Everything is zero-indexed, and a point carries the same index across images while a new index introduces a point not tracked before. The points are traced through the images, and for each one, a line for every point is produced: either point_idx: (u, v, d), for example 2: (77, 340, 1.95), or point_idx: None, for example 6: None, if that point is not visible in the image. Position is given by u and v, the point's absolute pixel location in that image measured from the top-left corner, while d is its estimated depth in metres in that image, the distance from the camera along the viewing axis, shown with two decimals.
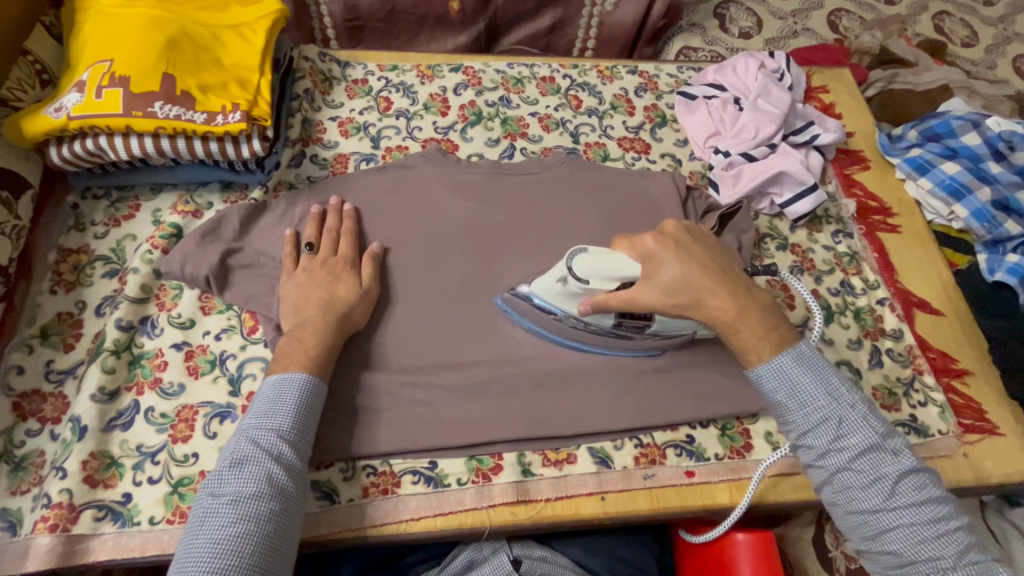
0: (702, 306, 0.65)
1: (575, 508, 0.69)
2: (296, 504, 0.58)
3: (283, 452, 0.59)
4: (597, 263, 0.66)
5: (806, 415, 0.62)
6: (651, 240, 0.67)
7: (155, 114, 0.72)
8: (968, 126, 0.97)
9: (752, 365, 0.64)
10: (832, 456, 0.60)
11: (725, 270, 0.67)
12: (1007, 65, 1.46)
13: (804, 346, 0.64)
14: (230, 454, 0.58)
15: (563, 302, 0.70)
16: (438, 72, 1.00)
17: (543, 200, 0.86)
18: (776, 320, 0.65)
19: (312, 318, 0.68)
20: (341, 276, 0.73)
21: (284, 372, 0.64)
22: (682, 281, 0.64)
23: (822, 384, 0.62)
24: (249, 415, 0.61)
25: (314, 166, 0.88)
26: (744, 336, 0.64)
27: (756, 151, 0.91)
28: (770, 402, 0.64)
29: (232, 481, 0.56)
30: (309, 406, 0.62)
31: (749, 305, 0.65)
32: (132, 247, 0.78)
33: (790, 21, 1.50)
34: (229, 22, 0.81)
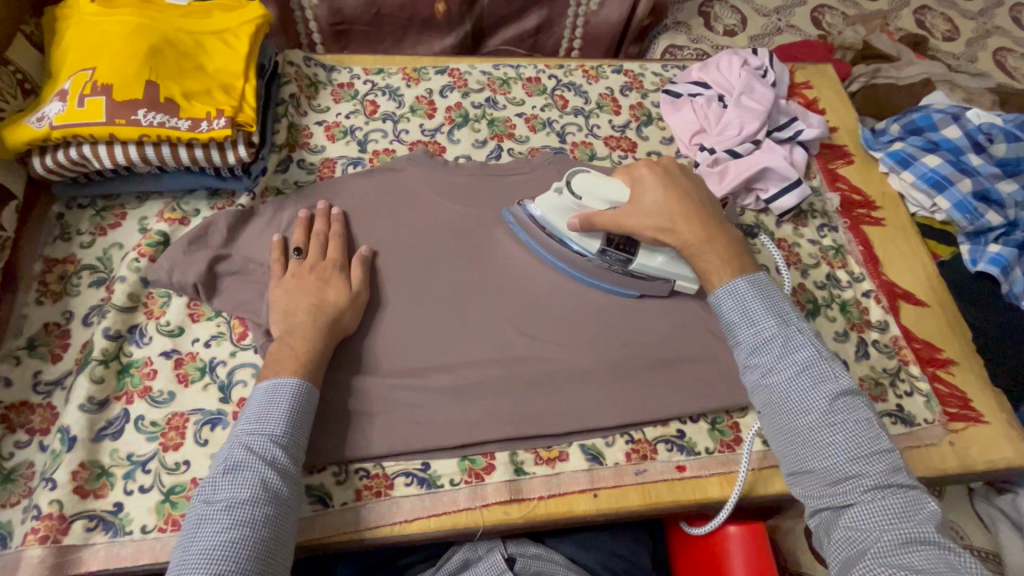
0: (672, 232, 0.71)
1: (568, 506, 0.69)
2: (291, 509, 0.58)
3: (276, 458, 0.59)
4: (594, 183, 0.76)
5: (753, 332, 0.63)
6: (644, 168, 0.75)
7: (140, 121, 0.72)
8: (949, 119, 0.99)
9: (711, 287, 0.68)
10: (776, 371, 0.61)
11: (702, 204, 0.73)
12: (988, 58, 1.48)
13: (761, 276, 0.67)
14: (222, 458, 0.58)
15: (557, 219, 0.79)
16: (424, 74, 1.00)
17: (531, 201, 0.87)
18: (742, 250, 0.69)
19: (302, 323, 0.68)
20: (330, 280, 0.73)
21: (276, 377, 0.64)
22: (659, 204, 0.72)
23: (770, 305, 0.64)
24: (241, 420, 0.61)
25: (301, 171, 0.87)
26: (707, 259, 0.69)
27: (740, 147, 0.92)
28: (723, 324, 0.66)
29: (226, 486, 0.56)
30: (303, 411, 0.63)
31: (718, 237, 0.70)
32: (118, 255, 0.78)
33: (774, 17, 1.51)
34: (212, 28, 0.81)
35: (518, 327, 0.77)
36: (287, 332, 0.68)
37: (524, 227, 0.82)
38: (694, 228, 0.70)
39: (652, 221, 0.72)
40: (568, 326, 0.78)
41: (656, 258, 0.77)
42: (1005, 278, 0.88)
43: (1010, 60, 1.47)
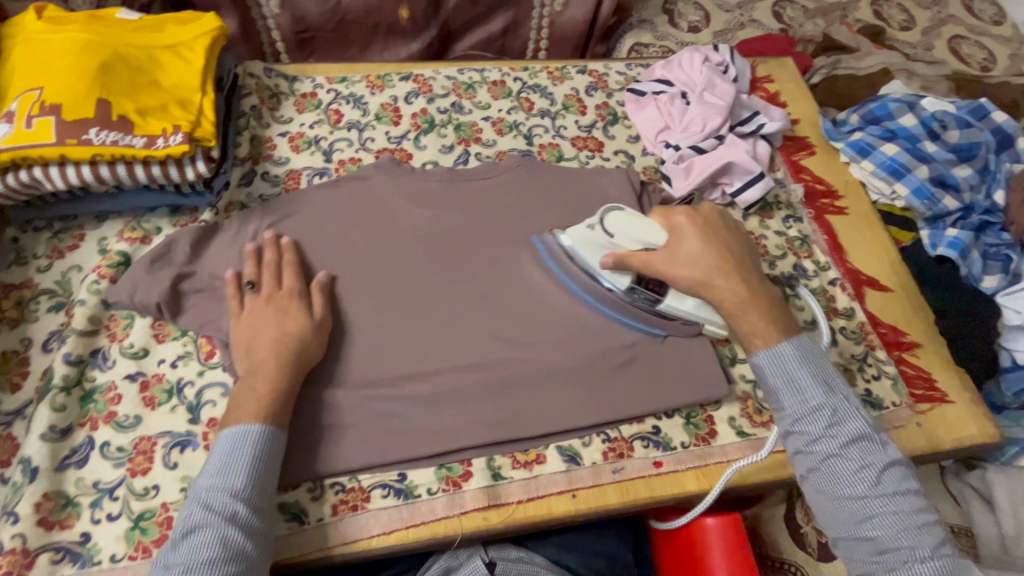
0: (711, 288, 0.71)
1: (546, 507, 0.69)
2: (256, 565, 0.57)
3: (237, 512, 0.57)
4: (626, 222, 0.77)
5: (800, 400, 0.65)
6: (682, 216, 0.75)
7: (91, 141, 0.70)
8: (905, 108, 1.01)
9: (754, 349, 0.69)
10: (823, 441, 0.63)
11: (740, 257, 0.73)
12: (943, 46, 1.52)
13: (804, 338, 0.68)
14: (183, 521, 0.57)
15: (591, 253, 0.78)
16: (388, 81, 1.00)
17: (499, 205, 0.87)
18: (783, 314, 0.70)
19: (265, 360, 0.66)
20: (290, 307, 0.71)
21: (236, 425, 0.62)
22: (698, 255, 0.72)
23: (817, 374, 0.65)
24: (202, 474, 0.60)
25: (266, 184, 0.86)
26: (752, 320, 0.69)
27: (705, 143, 0.93)
28: (766, 387, 0.67)
29: (186, 547, 0.55)
30: (267, 459, 0.61)
31: (756, 293, 0.71)
32: (78, 278, 0.76)
33: (737, 13, 1.54)
34: (166, 42, 0.79)
35: (491, 332, 0.77)
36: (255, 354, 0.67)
37: (555, 253, 0.81)
38: (725, 283, 0.70)
39: (694, 272, 0.71)
40: (540, 328, 0.78)
41: (686, 302, 0.76)
42: (963, 261, 0.92)
43: (964, 47, 1.51)
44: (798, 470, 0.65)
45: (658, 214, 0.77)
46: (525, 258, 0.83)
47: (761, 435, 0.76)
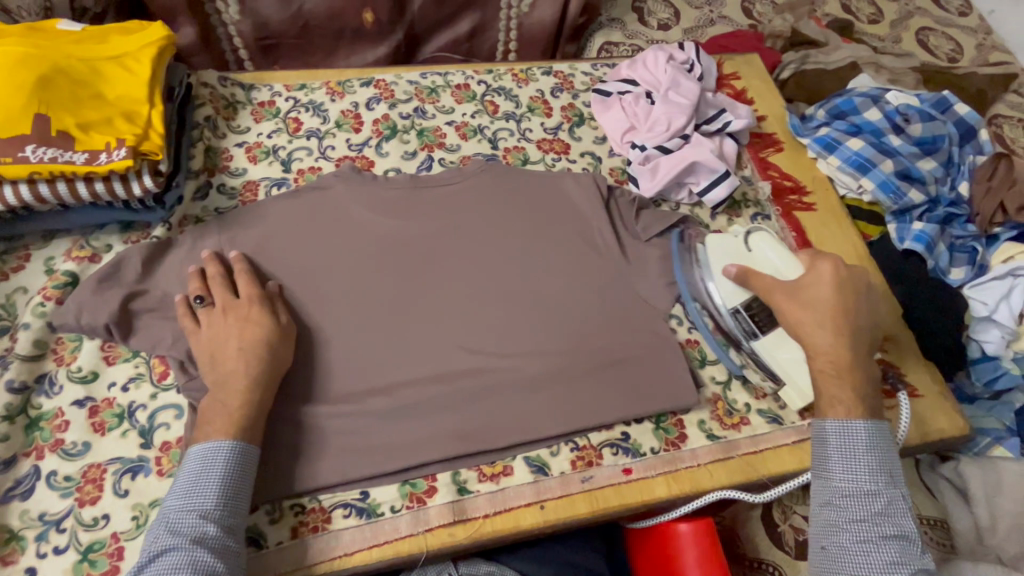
0: (816, 339, 0.68)
1: (514, 521, 0.68)
2: None
3: (209, 532, 0.56)
4: (768, 246, 0.77)
5: (853, 478, 0.63)
6: (829, 269, 0.71)
7: (28, 158, 0.68)
8: (869, 102, 1.01)
9: (830, 415, 0.66)
10: (861, 524, 0.61)
11: (860, 325, 0.69)
12: (911, 38, 1.52)
13: (882, 427, 0.65)
14: (152, 544, 0.55)
15: (719, 258, 0.79)
16: (348, 87, 0.97)
17: (463, 210, 0.85)
18: (873, 396, 0.67)
19: (234, 371, 0.64)
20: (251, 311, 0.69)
21: (204, 442, 0.60)
22: (819, 305, 0.69)
23: (881, 462, 0.63)
24: (173, 496, 0.58)
25: (222, 197, 0.84)
26: (840, 386, 0.66)
27: (670, 143, 0.92)
28: (819, 453, 0.65)
29: (154, 572, 0.54)
30: (238, 476, 0.59)
31: (855, 365, 0.67)
32: (23, 300, 0.73)
33: (707, 9, 1.53)
34: (109, 53, 0.77)
35: (456, 342, 0.75)
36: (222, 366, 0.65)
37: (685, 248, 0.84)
38: (832, 338, 0.67)
39: (810, 318, 0.69)
40: (506, 336, 0.76)
41: (781, 353, 0.75)
42: (930, 254, 0.92)
43: (932, 39, 1.52)
44: (820, 543, 0.63)
45: (808, 253, 0.74)
46: (491, 265, 0.81)
47: (731, 437, 0.75)
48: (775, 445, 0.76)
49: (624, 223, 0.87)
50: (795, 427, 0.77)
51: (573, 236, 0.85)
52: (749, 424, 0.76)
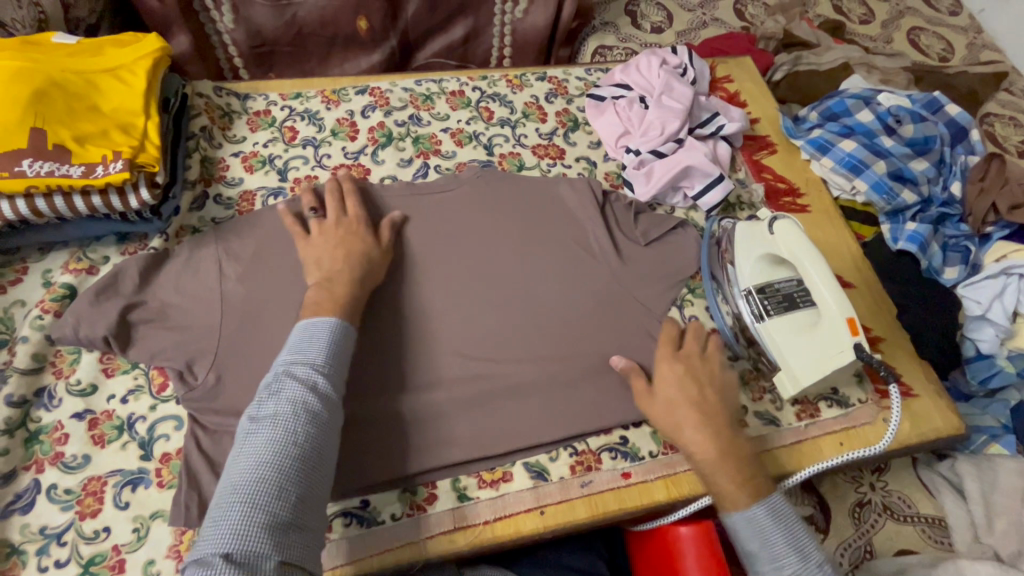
0: (682, 437, 0.68)
1: (515, 527, 0.68)
2: (331, 431, 0.58)
3: (318, 383, 0.59)
4: (790, 233, 0.78)
5: (777, 567, 0.62)
6: (668, 367, 0.72)
7: (25, 172, 0.68)
8: (860, 104, 1.02)
9: (727, 510, 0.65)
10: None
11: (716, 411, 0.69)
12: (902, 38, 1.53)
13: (777, 497, 0.65)
14: (266, 386, 0.58)
15: (746, 244, 0.81)
16: (343, 96, 0.98)
17: (464, 216, 0.86)
18: (753, 471, 0.66)
19: (340, 271, 0.71)
20: (359, 232, 0.77)
21: (311, 316, 0.64)
22: (673, 405, 0.69)
23: (792, 539, 0.63)
24: (281, 353, 0.62)
25: (218, 207, 0.84)
26: (722, 480, 0.66)
27: (664, 147, 0.93)
28: (742, 550, 0.64)
29: (272, 403, 0.57)
30: (341, 345, 0.63)
31: (728, 452, 0.67)
32: (21, 313, 0.73)
33: (699, 12, 1.54)
34: (104, 66, 0.77)
35: (454, 350, 0.75)
36: (324, 268, 0.71)
37: (721, 238, 0.87)
38: (699, 436, 0.67)
39: (666, 420, 0.69)
40: (504, 342, 0.76)
41: (782, 333, 0.75)
42: (924, 254, 0.93)
43: (923, 39, 1.53)
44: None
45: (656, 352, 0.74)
46: (490, 271, 0.81)
47: None
48: (772, 447, 0.77)
49: (622, 228, 0.87)
50: (792, 428, 0.78)
51: (571, 241, 0.85)
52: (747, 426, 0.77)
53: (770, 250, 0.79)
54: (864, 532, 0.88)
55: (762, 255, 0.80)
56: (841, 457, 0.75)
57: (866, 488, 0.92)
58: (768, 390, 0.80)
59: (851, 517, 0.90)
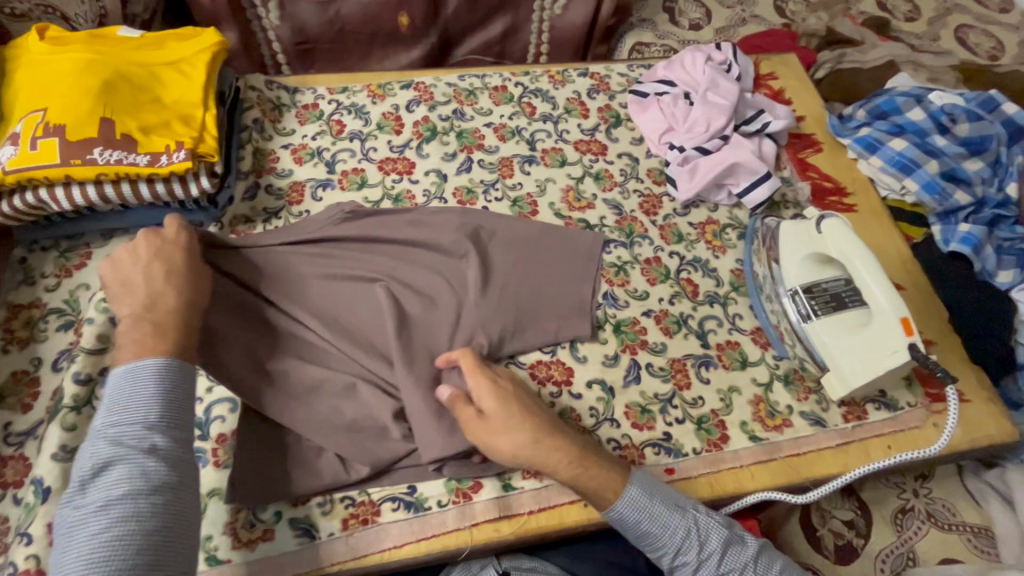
0: (539, 449, 0.64)
1: (558, 518, 0.69)
2: (184, 491, 0.54)
3: (156, 445, 0.54)
4: (840, 231, 0.77)
5: (671, 535, 0.64)
6: (488, 383, 0.67)
7: (96, 160, 0.71)
8: (912, 102, 1.00)
9: (609, 505, 0.64)
10: (704, 565, 0.64)
11: (545, 411, 0.68)
12: (951, 35, 1.49)
13: (640, 473, 0.67)
14: (89, 460, 0.53)
15: (792, 242, 0.81)
16: (389, 90, 0.99)
17: (314, 241, 0.80)
18: (612, 460, 0.67)
19: (165, 296, 0.63)
20: (175, 240, 0.68)
21: (128, 362, 0.57)
22: (510, 414, 0.65)
23: (668, 500, 0.66)
24: (99, 416, 0.55)
25: (270, 197, 0.86)
26: (597, 476, 0.65)
27: (710, 144, 0.92)
28: (637, 534, 0.65)
29: (100, 482, 0.52)
30: (176, 390, 0.57)
31: (588, 448, 0.66)
32: (86, 296, 0.76)
33: (739, 9, 1.52)
34: (166, 59, 0.80)
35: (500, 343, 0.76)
36: (136, 296, 0.63)
37: (764, 234, 0.87)
38: (556, 443, 0.65)
39: (519, 438, 0.64)
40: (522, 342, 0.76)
41: (828, 337, 0.75)
42: (977, 257, 0.90)
43: (972, 36, 1.49)
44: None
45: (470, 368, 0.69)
46: (324, 309, 0.75)
47: (773, 439, 0.75)
48: (818, 448, 0.76)
49: (501, 254, 0.82)
50: (839, 430, 0.77)
51: (424, 275, 0.78)
52: (791, 426, 0.76)
53: (816, 249, 0.79)
54: (905, 539, 0.86)
55: (808, 255, 0.79)
56: (887, 460, 0.73)
57: (909, 494, 0.90)
58: (813, 391, 0.79)
59: (893, 524, 0.88)
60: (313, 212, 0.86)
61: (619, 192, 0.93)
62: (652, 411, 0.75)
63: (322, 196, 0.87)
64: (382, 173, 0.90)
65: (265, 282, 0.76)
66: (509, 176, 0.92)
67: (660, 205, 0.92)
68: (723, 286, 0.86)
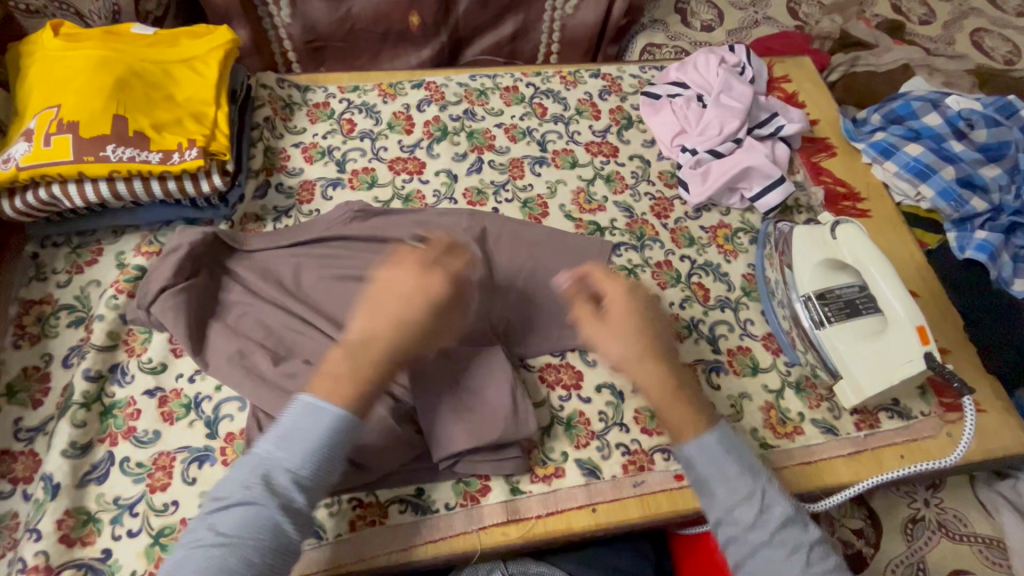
0: (638, 368, 0.66)
1: (567, 522, 0.68)
2: (293, 552, 0.53)
3: (294, 499, 0.54)
4: (854, 237, 0.76)
5: (731, 489, 0.60)
6: (617, 293, 0.69)
7: (109, 157, 0.71)
8: (929, 106, 0.98)
9: (683, 441, 0.63)
10: (756, 529, 0.58)
11: (662, 337, 0.69)
12: (965, 39, 1.47)
13: (724, 427, 0.64)
14: (239, 487, 0.53)
15: (804, 248, 0.80)
16: (400, 89, 0.99)
17: (323, 240, 0.80)
18: (703, 404, 0.66)
19: (376, 339, 0.61)
20: (435, 285, 0.65)
21: (310, 397, 0.57)
22: (627, 331, 0.67)
23: (745, 463, 0.62)
24: (267, 439, 0.56)
25: (280, 196, 0.86)
26: (683, 410, 0.64)
27: (722, 148, 0.92)
28: (696, 479, 0.62)
29: (234, 516, 0.52)
30: (333, 450, 0.56)
31: (683, 381, 0.66)
32: (96, 293, 0.76)
33: (751, 10, 1.50)
34: (179, 57, 0.80)
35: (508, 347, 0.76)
36: (375, 324, 0.62)
37: (777, 240, 0.85)
38: (654, 368, 0.66)
39: (627, 350, 0.66)
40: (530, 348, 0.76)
41: (839, 343, 0.74)
42: (993, 264, 0.87)
43: (987, 40, 1.47)
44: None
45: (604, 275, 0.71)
46: (332, 310, 0.75)
47: (785, 447, 0.74)
48: (830, 456, 0.75)
49: (508, 258, 0.81)
50: (851, 438, 0.76)
51: None
52: (803, 433, 0.75)
53: (829, 255, 0.78)
54: (915, 549, 0.85)
55: (820, 261, 0.79)
56: (899, 470, 0.73)
57: (919, 504, 0.89)
58: (825, 399, 0.78)
59: (903, 534, 0.87)
60: (323, 211, 0.85)
61: (630, 194, 0.92)
62: None
63: (332, 195, 0.87)
64: (392, 173, 0.90)
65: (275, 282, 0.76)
66: (519, 177, 0.92)
67: (671, 208, 0.91)
68: (735, 291, 0.85)
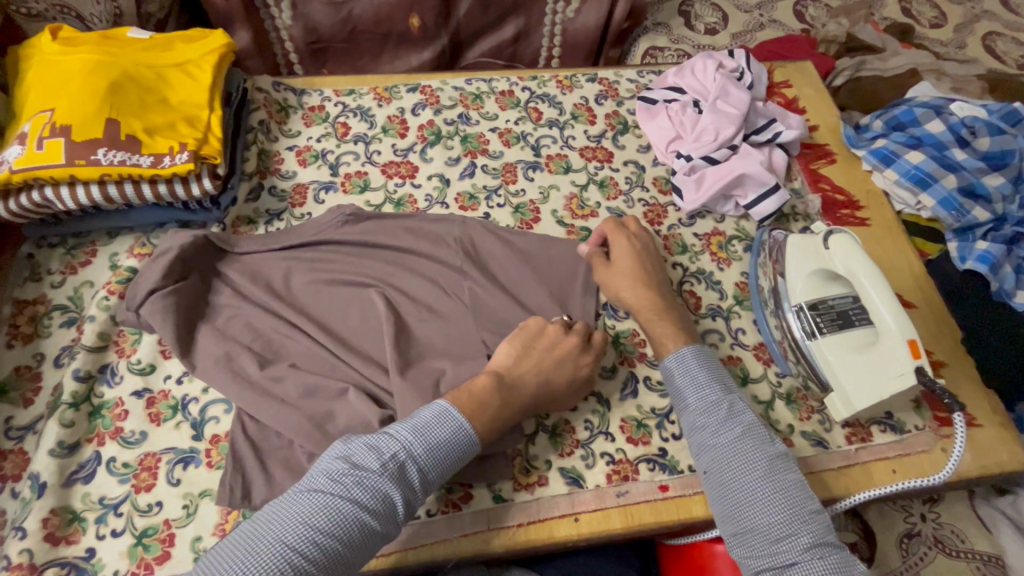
0: (631, 295, 0.76)
1: (549, 531, 0.68)
2: (390, 532, 0.56)
3: (410, 480, 0.58)
4: (844, 248, 0.74)
5: (699, 397, 0.67)
6: (619, 238, 0.81)
7: (99, 161, 0.72)
8: (932, 113, 0.96)
9: (664, 353, 0.72)
10: (723, 433, 0.65)
11: (658, 275, 0.79)
12: (977, 43, 1.44)
13: (706, 346, 0.72)
14: (377, 463, 0.57)
15: (798, 256, 0.79)
16: (395, 93, 0.99)
17: (311, 244, 0.81)
18: (689, 325, 0.75)
19: (524, 385, 0.67)
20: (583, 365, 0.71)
21: (450, 404, 0.63)
22: (623, 268, 0.78)
23: (715, 375, 0.69)
24: (403, 426, 0.61)
25: (273, 199, 0.87)
26: (664, 326, 0.74)
27: (717, 154, 0.90)
28: (671, 388, 0.70)
29: (351, 476, 0.56)
30: (450, 454, 0.61)
31: (670, 308, 0.76)
32: (89, 293, 0.77)
33: (756, 13, 1.48)
34: (174, 61, 0.81)
35: None
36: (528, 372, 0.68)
37: (771, 247, 0.84)
38: (643, 293, 0.76)
39: (620, 281, 0.77)
40: None
41: (828, 355, 0.73)
42: (994, 275, 0.85)
43: (1000, 45, 1.43)
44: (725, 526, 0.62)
45: (613, 223, 0.83)
46: (319, 314, 0.76)
47: None
48: (820, 470, 0.73)
49: (497, 266, 0.80)
50: (841, 452, 0.74)
51: (419, 283, 0.78)
52: (793, 446, 0.74)
53: (823, 265, 0.76)
54: (911, 565, 0.84)
55: (813, 270, 0.77)
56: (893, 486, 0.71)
57: (916, 518, 0.87)
58: (816, 410, 0.77)
59: (898, 548, 0.85)
60: (314, 214, 0.86)
61: (623, 201, 0.91)
62: (648, 426, 0.74)
63: (324, 199, 0.87)
64: (384, 177, 0.90)
65: (263, 286, 0.76)
66: (512, 182, 0.91)
67: (665, 215, 0.91)
68: (727, 299, 0.84)
